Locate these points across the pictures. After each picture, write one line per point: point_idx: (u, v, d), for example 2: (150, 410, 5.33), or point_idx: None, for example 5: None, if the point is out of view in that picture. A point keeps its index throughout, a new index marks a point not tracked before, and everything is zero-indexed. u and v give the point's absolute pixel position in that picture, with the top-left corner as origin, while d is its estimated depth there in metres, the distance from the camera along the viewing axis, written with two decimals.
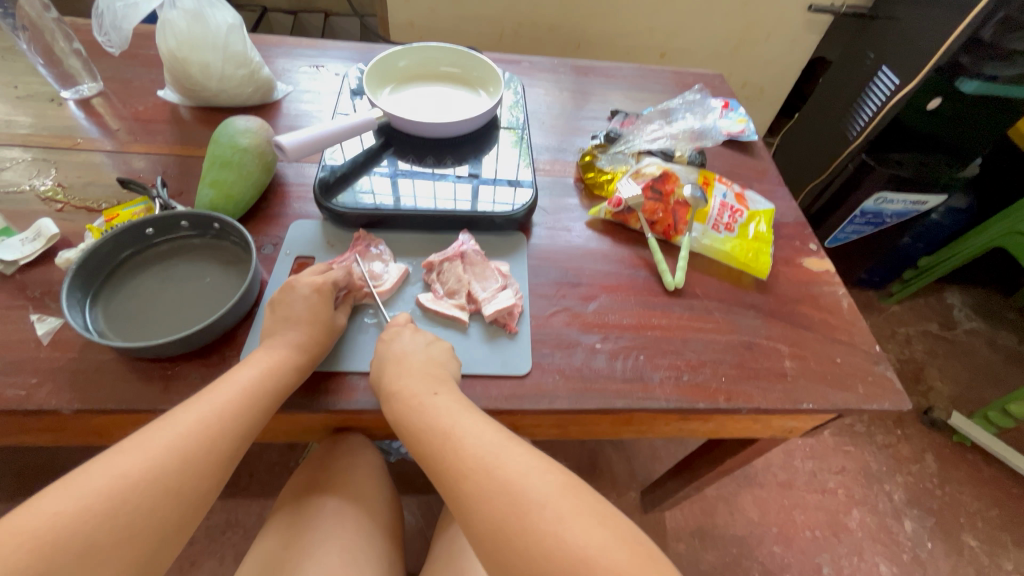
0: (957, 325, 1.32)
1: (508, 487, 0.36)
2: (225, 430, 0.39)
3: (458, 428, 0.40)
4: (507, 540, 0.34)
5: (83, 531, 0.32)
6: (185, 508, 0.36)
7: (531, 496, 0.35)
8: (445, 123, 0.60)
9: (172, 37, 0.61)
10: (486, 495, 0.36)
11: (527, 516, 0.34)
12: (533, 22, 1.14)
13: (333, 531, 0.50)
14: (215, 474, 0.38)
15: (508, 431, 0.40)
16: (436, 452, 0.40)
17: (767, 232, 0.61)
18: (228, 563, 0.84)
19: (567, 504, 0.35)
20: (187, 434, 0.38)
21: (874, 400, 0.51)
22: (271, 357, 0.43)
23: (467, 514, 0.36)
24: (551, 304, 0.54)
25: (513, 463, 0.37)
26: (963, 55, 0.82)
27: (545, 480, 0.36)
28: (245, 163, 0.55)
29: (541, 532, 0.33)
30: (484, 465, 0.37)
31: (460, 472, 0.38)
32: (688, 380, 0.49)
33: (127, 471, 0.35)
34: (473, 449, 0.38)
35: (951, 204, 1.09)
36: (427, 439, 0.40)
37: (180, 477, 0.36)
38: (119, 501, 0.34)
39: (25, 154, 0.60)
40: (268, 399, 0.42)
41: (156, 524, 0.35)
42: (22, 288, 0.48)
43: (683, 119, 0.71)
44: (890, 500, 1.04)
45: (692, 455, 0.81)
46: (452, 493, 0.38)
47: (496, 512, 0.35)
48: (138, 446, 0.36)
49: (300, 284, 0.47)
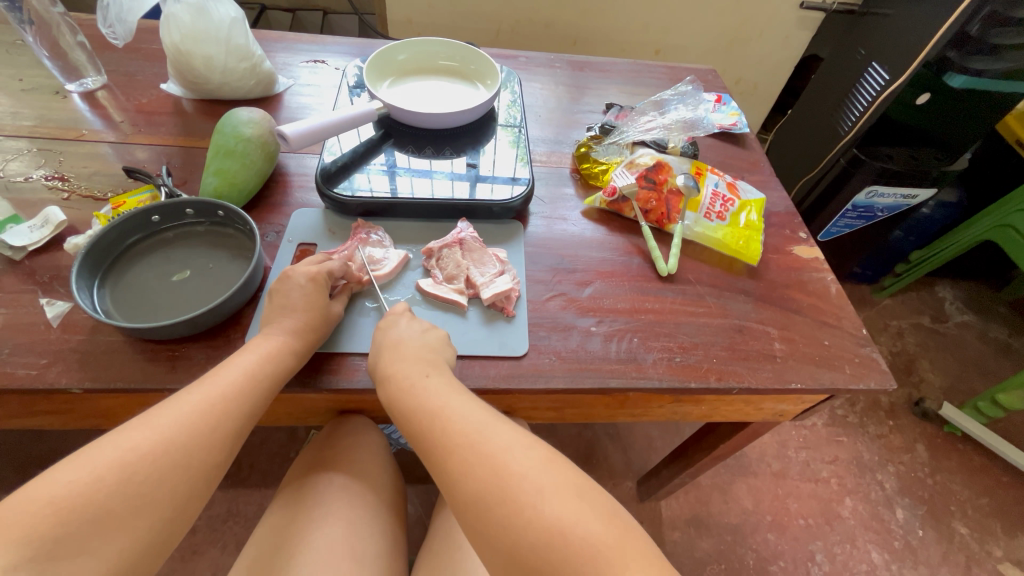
0: (949, 318, 1.34)
1: (491, 460, 0.37)
2: (230, 408, 0.41)
3: (445, 405, 0.41)
4: (488, 510, 0.36)
5: (96, 501, 0.33)
6: (194, 482, 0.37)
7: (512, 469, 0.36)
8: (443, 115, 0.62)
9: (176, 31, 0.62)
10: (468, 466, 0.38)
11: (507, 488, 0.36)
12: (530, 19, 1.16)
13: (339, 507, 0.51)
14: (222, 450, 0.40)
15: (493, 409, 0.42)
16: (423, 428, 0.41)
17: (758, 220, 0.63)
18: (230, 551, 0.85)
19: (546, 479, 0.36)
20: (193, 411, 0.39)
21: (860, 380, 0.52)
22: (270, 343, 0.44)
23: (452, 485, 0.38)
24: (548, 289, 0.55)
25: (496, 437, 0.39)
26: (951, 50, 0.84)
27: (526, 455, 0.37)
28: (248, 153, 0.56)
29: (520, 503, 0.35)
30: (470, 440, 0.39)
31: (445, 445, 0.39)
32: (680, 361, 0.51)
33: (138, 444, 0.36)
34: (459, 425, 0.40)
35: (940, 198, 1.15)
36: (418, 420, 0.41)
37: (187, 451, 0.37)
38: (130, 472, 0.35)
39: (31, 145, 0.61)
40: (268, 382, 0.43)
41: (165, 494, 0.36)
42: (31, 273, 0.50)
43: (676, 111, 0.73)
44: (882, 489, 1.06)
45: (687, 443, 0.83)
46: (438, 466, 0.39)
47: (479, 484, 0.37)
48: (146, 422, 0.37)
49: (295, 273, 0.48)
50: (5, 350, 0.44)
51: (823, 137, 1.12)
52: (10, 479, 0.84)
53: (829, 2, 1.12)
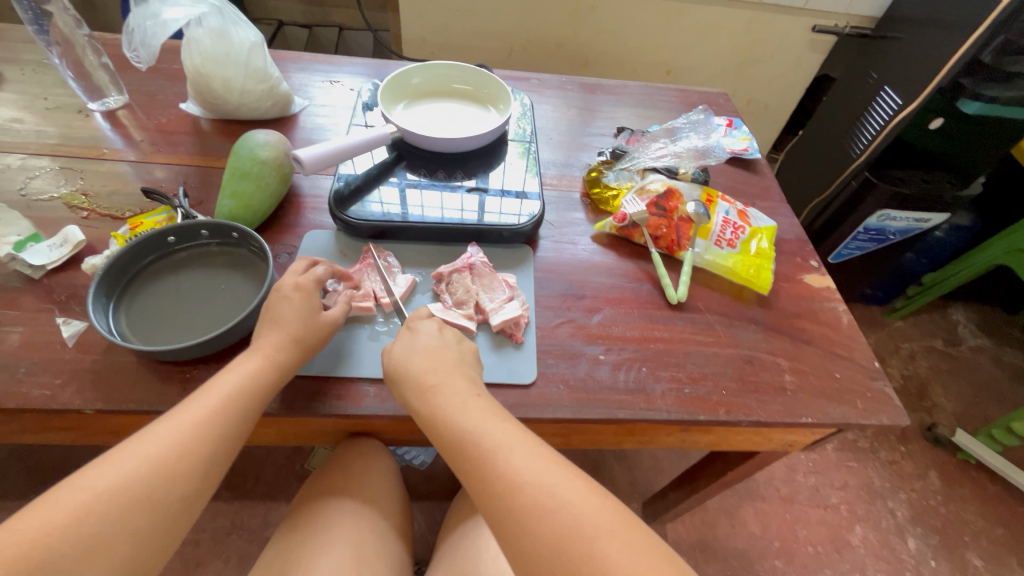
0: (962, 341, 1.33)
1: (567, 509, 0.36)
2: (197, 438, 0.39)
3: (506, 440, 0.40)
4: (567, 563, 0.34)
5: (53, 541, 0.33)
6: (159, 516, 0.37)
7: (591, 520, 0.36)
8: (456, 140, 0.63)
9: (197, 54, 0.64)
10: (544, 512, 0.36)
11: (591, 542, 0.35)
12: (543, 39, 1.17)
13: (347, 532, 0.51)
14: (191, 481, 0.38)
15: (557, 452, 0.41)
16: (483, 462, 0.39)
17: (768, 248, 0.63)
18: (233, 565, 0.85)
19: (628, 534, 0.35)
20: (161, 442, 0.38)
21: (872, 416, 0.52)
22: (251, 361, 0.44)
23: (520, 531, 0.36)
24: (557, 315, 0.55)
25: (569, 485, 0.38)
26: (965, 77, 0.84)
27: (602, 506, 0.37)
28: (264, 175, 0.57)
29: (605, 558, 0.34)
30: (542, 483, 0.38)
31: (511, 485, 0.38)
32: (689, 393, 0.51)
33: (98, 483, 0.35)
34: (528, 465, 0.39)
35: (954, 222, 1.13)
36: (472, 448, 0.40)
37: (150, 485, 0.37)
38: (90, 510, 0.34)
39: (53, 163, 0.62)
40: (244, 405, 0.42)
41: (127, 530, 0.35)
42: (49, 292, 0.51)
43: (687, 138, 0.73)
44: (893, 517, 1.04)
45: (694, 467, 0.82)
46: (501, 506, 0.38)
47: (556, 533, 0.35)
48: (116, 457, 0.37)
49: (285, 284, 0.48)
50: (22, 368, 0.45)
51: (834, 160, 1.12)
52: (20, 488, 0.85)
53: (842, 26, 1.12)
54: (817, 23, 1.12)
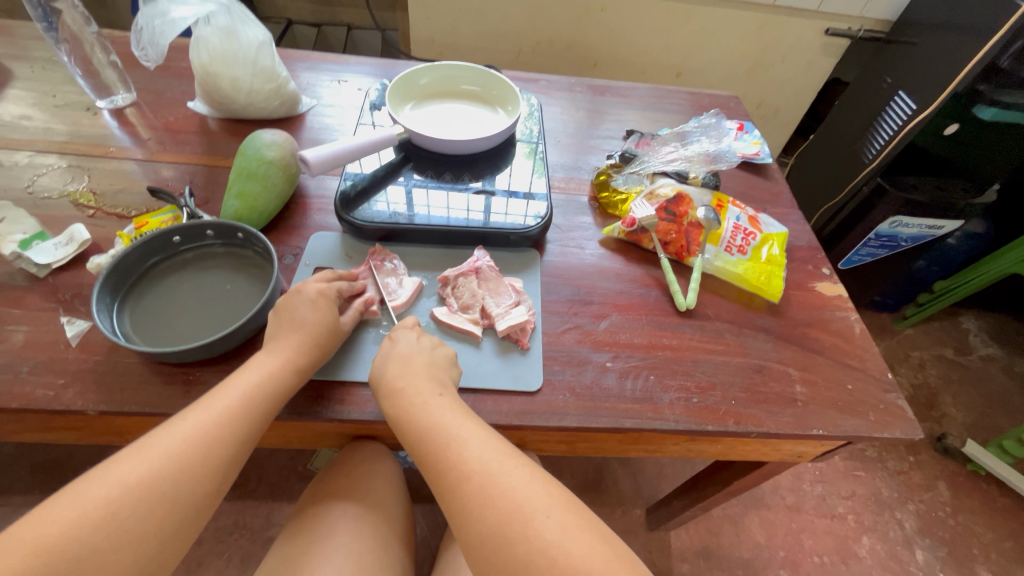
0: (973, 350, 1.31)
1: (512, 495, 0.36)
2: (223, 435, 0.39)
3: (460, 432, 0.40)
4: (508, 546, 0.35)
5: (80, 537, 0.32)
6: (184, 513, 0.36)
7: (534, 505, 0.36)
8: (463, 142, 0.62)
9: (205, 52, 0.63)
10: (490, 499, 0.37)
11: (531, 525, 0.35)
12: (552, 40, 1.16)
13: (350, 537, 0.51)
14: (213, 479, 0.38)
15: (509, 442, 0.41)
16: (437, 453, 0.40)
17: (780, 255, 0.62)
18: (234, 565, 0.85)
19: (569, 517, 0.36)
20: (185, 438, 0.38)
21: (884, 428, 0.51)
22: (272, 361, 0.44)
23: (467, 518, 0.37)
24: (563, 321, 0.55)
25: (514, 472, 0.38)
26: (981, 84, 0.83)
27: (547, 491, 0.37)
28: (270, 176, 0.57)
29: (544, 542, 0.34)
30: (488, 471, 0.38)
31: (460, 474, 0.38)
32: (697, 403, 0.50)
33: (126, 477, 0.35)
34: (479, 454, 0.39)
35: (968, 229, 1.11)
36: (427, 439, 0.41)
37: (175, 482, 0.36)
38: (116, 507, 0.34)
39: (60, 161, 0.62)
40: (269, 403, 0.42)
41: (153, 527, 0.35)
42: (54, 291, 0.50)
43: (698, 142, 0.72)
44: (901, 528, 1.02)
45: (700, 475, 0.81)
46: (451, 495, 0.38)
47: (499, 518, 0.36)
48: (140, 452, 0.37)
49: (305, 287, 0.48)
50: (26, 368, 0.45)
51: (846, 164, 1.10)
52: (24, 484, 0.85)
53: (856, 29, 1.10)
54: (830, 26, 1.11)
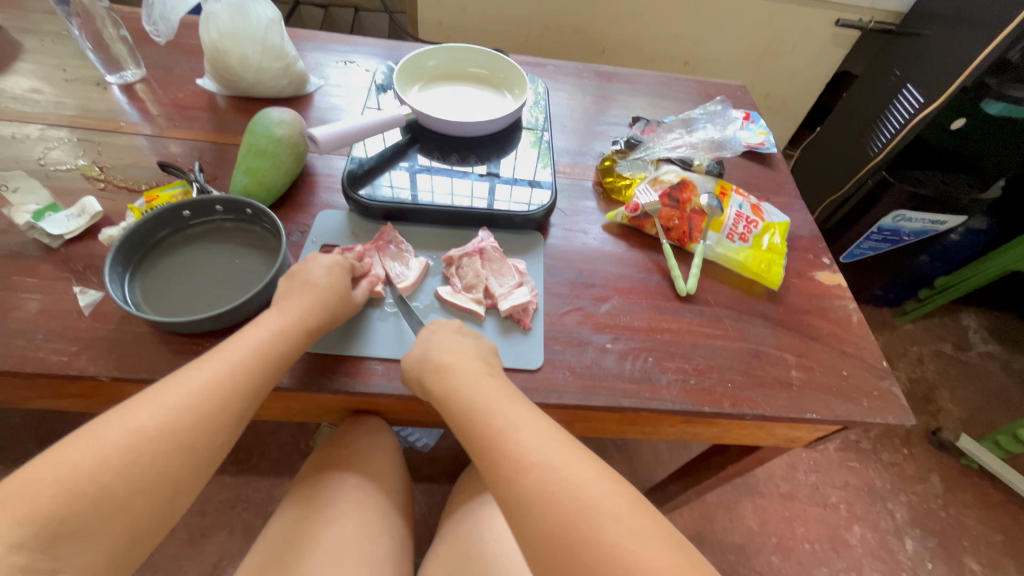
0: (971, 347, 1.31)
1: (573, 492, 0.35)
2: (237, 388, 0.39)
3: (517, 420, 0.40)
4: (572, 548, 0.33)
5: (99, 482, 0.32)
6: (198, 462, 0.36)
7: (599, 504, 0.35)
8: (470, 124, 0.62)
9: (214, 29, 0.64)
10: (551, 494, 0.35)
11: (598, 527, 0.34)
12: (560, 26, 1.16)
13: (351, 508, 0.52)
14: (226, 432, 0.38)
15: (567, 433, 0.40)
16: (495, 442, 0.39)
17: (781, 243, 0.62)
18: (237, 536, 0.87)
19: (636, 521, 0.34)
20: (200, 391, 0.38)
21: (877, 414, 0.52)
22: (281, 318, 0.44)
23: (526, 513, 0.36)
24: (565, 302, 0.55)
25: (576, 465, 0.37)
26: (990, 77, 0.83)
27: (613, 492, 0.36)
28: (279, 153, 0.57)
29: (613, 546, 0.33)
30: (549, 463, 0.37)
31: (517, 465, 0.37)
32: (694, 384, 0.51)
33: (143, 425, 0.35)
34: (536, 446, 0.38)
35: (971, 226, 1.11)
36: (483, 426, 0.40)
37: (191, 433, 0.36)
38: (134, 454, 0.34)
39: (71, 135, 0.63)
40: (277, 361, 0.42)
41: (170, 475, 0.35)
42: (66, 261, 0.51)
43: (704, 129, 0.72)
44: (892, 518, 1.04)
45: (695, 460, 0.82)
46: (506, 485, 0.37)
47: (561, 516, 0.34)
48: (153, 401, 0.36)
49: (318, 257, 0.49)
50: (40, 335, 0.46)
51: (851, 157, 1.10)
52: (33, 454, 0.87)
53: (867, 20, 1.10)
54: (841, 17, 1.10)
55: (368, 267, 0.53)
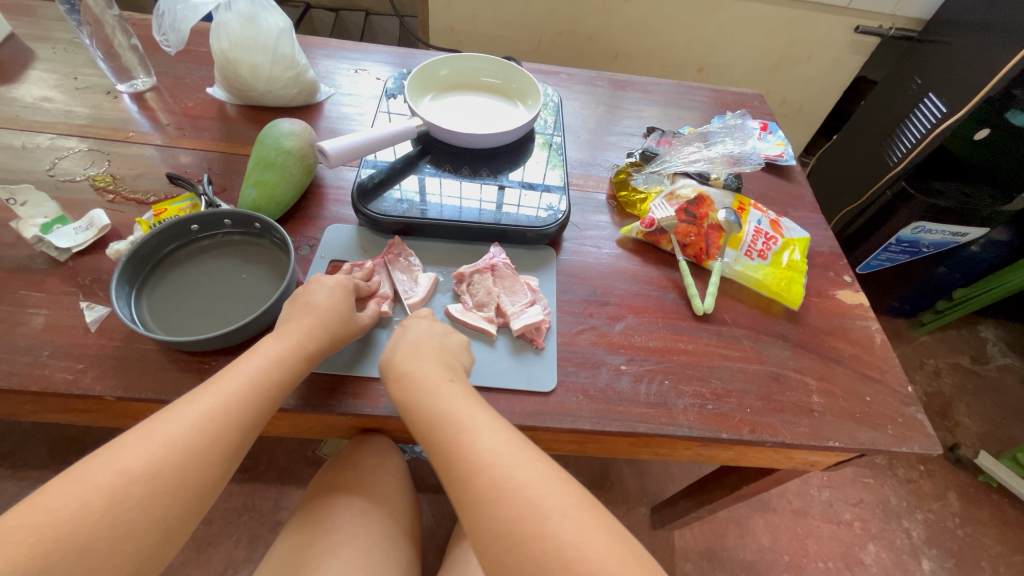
0: (990, 360, 1.28)
1: (525, 492, 0.34)
2: (230, 422, 0.38)
3: (472, 421, 0.39)
4: (520, 548, 0.33)
5: (84, 527, 0.31)
6: (188, 502, 0.35)
7: (551, 503, 0.34)
8: (482, 136, 0.61)
9: (225, 38, 0.63)
10: (504, 494, 0.35)
11: (547, 527, 0.33)
12: (573, 32, 1.14)
13: (356, 532, 0.51)
14: (219, 469, 0.37)
15: (521, 433, 0.39)
16: (448, 442, 0.38)
17: (800, 261, 0.61)
18: (243, 546, 0.86)
19: (586, 520, 0.34)
20: (191, 426, 0.36)
21: (902, 442, 0.50)
22: (280, 345, 0.43)
23: (478, 513, 0.35)
24: (578, 321, 0.54)
25: (527, 465, 0.36)
26: (1016, 88, 0.80)
27: (563, 491, 0.35)
28: (288, 166, 0.56)
29: (561, 542, 0.32)
30: (502, 464, 0.36)
31: (472, 467, 0.36)
32: (712, 409, 0.49)
33: (130, 465, 0.33)
34: (491, 446, 0.37)
35: (992, 237, 1.07)
36: (439, 427, 0.39)
37: (181, 472, 0.35)
38: (121, 495, 0.32)
39: (81, 144, 0.62)
40: (273, 390, 0.41)
41: (157, 517, 0.33)
42: (73, 275, 0.51)
43: (721, 142, 0.70)
44: (908, 537, 1.02)
45: (708, 477, 0.80)
46: (460, 486, 0.36)
47: (510, 517, 0.34)
48: (141, 438, 0.35)
49: (323, 278, 0.48)
50: (45, 352, 0.45)
51: (869, 167, 1.08)
52: (41, 459, 0.87)
53: (887, 27, 1.07)
54: (860, 23, 1.08)
55: (374, 286, 0.52)
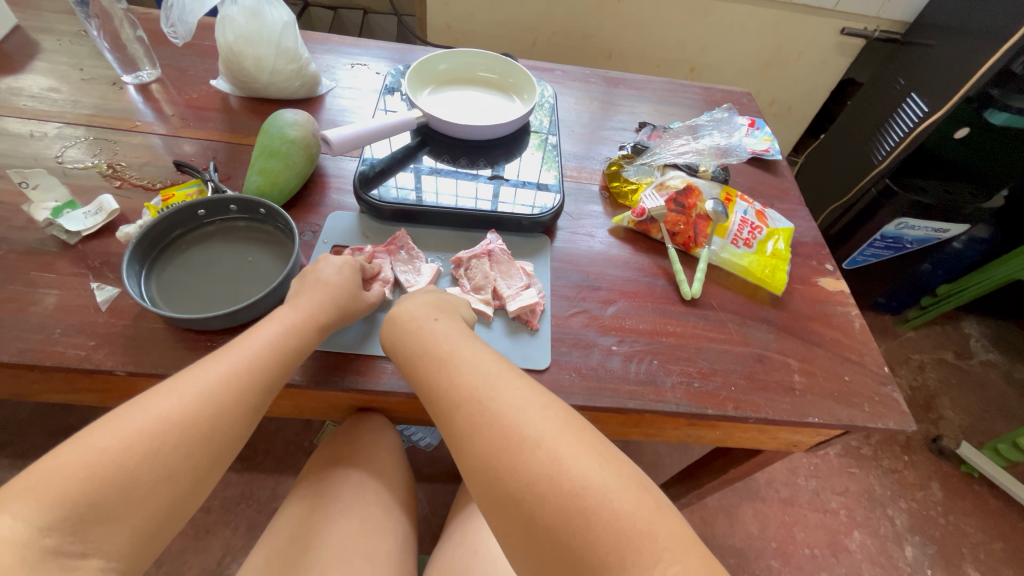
0: (973, 355, 1.32)
1: (501, 421, 0.36)
2: (254, 380, 0.40)
3: (455, 357, 0.41)
4: (497, 476, 0.35)
5: (125, 469, 0.32)
6: (217, 452, 0.37)
7: (525, 432, 0.35)
8: (480, 127, 0.63)
9: (230, 31, 0.65)
10: (480, 426, 0.37)
11: (521, 452, 0.35)
12: (568, 31, 1.17)
13: (356, 503, 0.53)
14: (244, 423, 0.39)
15: (507, 363, 0.41)
16: (433, 378, 0.41)
17: (785, 250, 0.63)
18: (241, 533, 0.88)
19: (563, 444, 0.35)
20: (219, 381, 0.38)
21: (879, 419, 0.52)
22: (292, 314, 0.45)
23: (461, 441, 0.38)
24: (572, 305, 0.56)
25: (505, 394, 0.38)
26: (993, 88, 0.84)
27: (541, 417, 0.36)
28: (292, 154, 0.58)
29: (533, 469, 0.34)
30: (480, 396, 0.38)
31: (453, 401, 0.39)
32: (699, 387, 0.52)
33: (167, 413, 0.35)
34: (469, 379, 0.39)
35: (973, 234, 1.11)
36: (425, 364, 0.42)
37: (211, 423, 0.37)
38: (159, 441, 0.34)
39: (87, 134, 0.64)
40: (292, 355, 0.43)
41: (191, 463, 0.35)
42: (83, 258, 0.52)
43: (710, 136, 0.73)
44: (892, 524, 1.05)
45: (696, 464, 0.83)
46: (446, 420, 0.39)
47: (488, 446, 0.36)
48: (175, 390, 0.37)
49: (330, 258, 0.50)
50: (58, 329, 0.47)
51: (854, 165, 1.11)
52: (41, 447, 0.88)
53: (872, 29, 1.11)
54: (846, 26, 1.11)
55: (377, 269, 0.54)
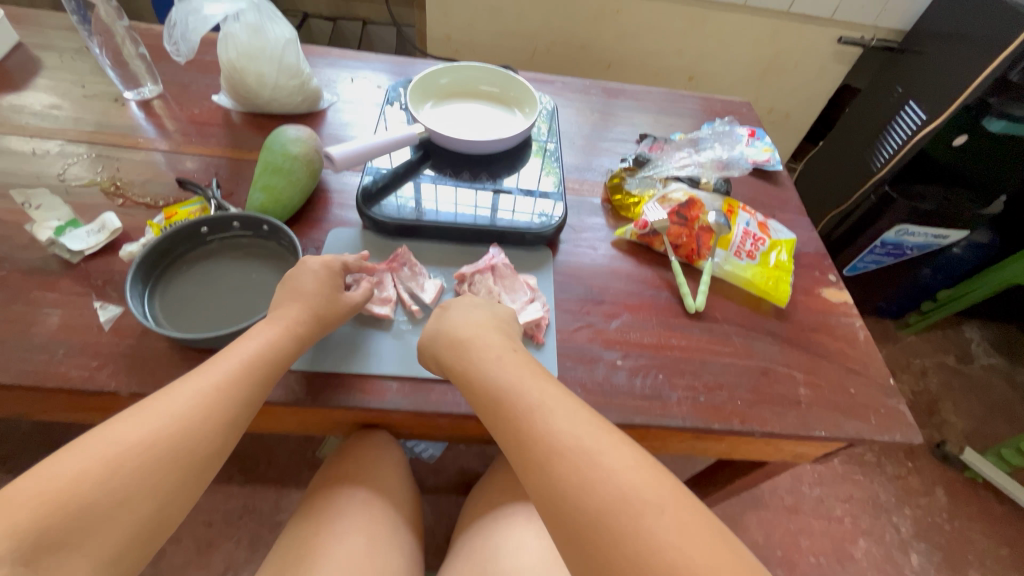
0: (974, 359, 1.32)
1: (614, 480, 0.34)
2: (224, 399, 0.40)
3: (548, 402, 0.40)
4: (609, 541, 0.32)
5: (80, 494, 0.32)
6: (184, 474, 0.36)
7: (643, 495, 0.33)
8: (483, 142, 0.63)
9: (232, 48, 0.65)
10: (589, 482, 0.35)
11: (642, 516, 0.32)
12: (567, 41, 1.17)
13: (361, 520, 0.53)
14: (214, 443, 0.38)
15: (601, 417, 0.39)
16: (524, 423, 0.39)
17: (787, 261, 0.63)
18: (244, 547, 0.87)
19: (683, 513, 0.33)
20: (186, 401, 0.38)
21: (885, 431, 0.52)
22: (272, 330, 0.45)
23: (562, 500, 0.35)
24: (575, 319, 0.56)
25: (613, 450, 0.36)
26: (992, 96, 0.84)
27: (653, 480, 0.34)
28: (295, 171, 0.58)
29: (655, 538, 0.31)
30: (584, 448, 0.36)
31: (552, 450, 0.37)
32: (704, 401, 0.51)
33: (126, 437, 0.35)
34: (569, 429, 0.37)
35: (973, 239, 1.11)
36: (513, 406, 0.40)
37: (176, 444, 0.36)
38: (116, 464, 0.34)
39: (88, 151, 0.64)
40: (265, 371, 0.43)
41: (154, 485, 0.35)
42: (85, 276, 0.52)
43: (711, 148, 0.73)
44: (897, 531, 1.04)
45: (700, 473, 0.82)
46: (541, 471, 0.36)
47: (600, 506, 0.33)
48: (140, 414, 0.37)
49: (310, 260, 0.50)
50: (61, 350, 0.47)
51: (853, 172, 1.12)
52: None
53: (869, 37, 1.12)
54: (843, 34, 1.12)
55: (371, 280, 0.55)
